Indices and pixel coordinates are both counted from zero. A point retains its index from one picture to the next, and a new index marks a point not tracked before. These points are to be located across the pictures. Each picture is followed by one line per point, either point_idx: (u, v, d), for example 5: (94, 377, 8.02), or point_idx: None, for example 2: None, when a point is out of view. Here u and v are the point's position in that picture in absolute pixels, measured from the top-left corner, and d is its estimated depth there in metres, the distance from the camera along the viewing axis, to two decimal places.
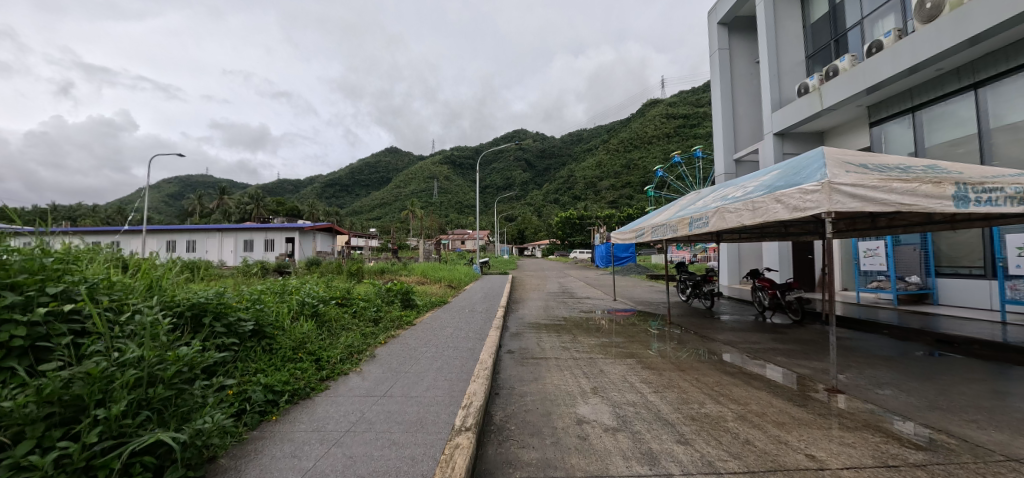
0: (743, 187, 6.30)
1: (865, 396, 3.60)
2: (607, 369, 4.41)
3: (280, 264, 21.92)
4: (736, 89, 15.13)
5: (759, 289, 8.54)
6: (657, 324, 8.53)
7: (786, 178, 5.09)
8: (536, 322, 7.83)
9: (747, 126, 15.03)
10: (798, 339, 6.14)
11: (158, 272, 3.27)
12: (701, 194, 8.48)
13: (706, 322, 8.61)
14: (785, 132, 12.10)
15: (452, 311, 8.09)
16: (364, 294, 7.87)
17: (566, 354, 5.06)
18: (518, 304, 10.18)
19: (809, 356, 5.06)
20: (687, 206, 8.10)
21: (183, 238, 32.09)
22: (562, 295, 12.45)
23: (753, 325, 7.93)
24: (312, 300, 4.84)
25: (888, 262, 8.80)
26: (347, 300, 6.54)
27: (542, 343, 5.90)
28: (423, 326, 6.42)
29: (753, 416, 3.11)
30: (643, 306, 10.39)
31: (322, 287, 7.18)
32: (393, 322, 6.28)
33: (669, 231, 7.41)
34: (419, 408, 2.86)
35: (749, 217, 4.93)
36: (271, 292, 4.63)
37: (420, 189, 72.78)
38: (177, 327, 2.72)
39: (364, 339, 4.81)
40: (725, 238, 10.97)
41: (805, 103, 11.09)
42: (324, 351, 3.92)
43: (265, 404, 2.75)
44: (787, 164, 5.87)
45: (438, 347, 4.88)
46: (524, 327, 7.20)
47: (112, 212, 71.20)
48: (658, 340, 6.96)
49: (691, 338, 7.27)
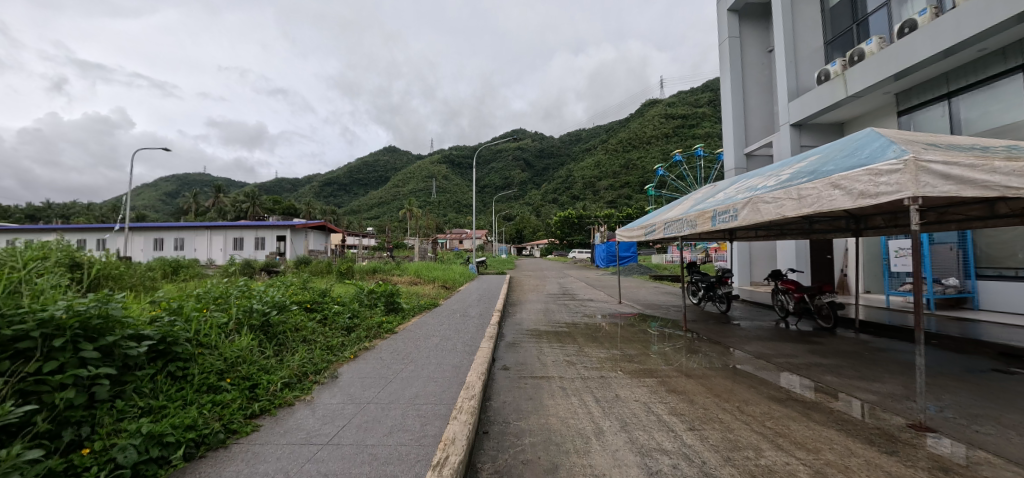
0: (776, 176, 5.48)
1: (968, 438, 2.75)
2: (624, 393, 3.55)
3: (269, 263, 21.09)
4: (748, 80, 14.30)
5: (783, 292, 7.68)
6: (667, 329, 7.67)
7: (837, 162, 4.26)
8: (535, 328, 6.98)
9: (758, 119, 14.22)
10: (839, 350, 5.30)
11: (19, 279, 2.41)
12: (719, 186, 7.66)
13: (721, 328, 7.75)
14: (802, 123, 11.27)
15: (442, 316, 7.21)
16: (342, 298, 6.95)
17: (572, 372, 4.20)
18: (515, 308, 9.31)
19: (862, 374, 4.22)
20: (704, 199, 7.30)
21: (170, 236, 31.13)
22: (563, 297, 11.60)
23: (777, 331, 7.10)
24: (263, 308, 3.91)
25: (924, 263, 7.98)
26: (317, 305, 5.63)
27: (543, 354, 5.04)
28: (406, 335, 5.53)
29: (836, 473, 2.25)
30: (651, 309, 9.55)
31: (291, 289, 6.25)
32: (369, 331, 5.39)
33: (685, 226, 6.59)
34: (370, 470, 1.99)
35: (793, 208, 4.09)
36: (211, 297, 3.76)
37: (417, 188, 71.88)
38: (13, 357, 1.87)
39: (325, 356, 3.89)
40: (740, 236, 10.12)
41: (825, 90, 10.26)
42: (264, 374, 3.04)
43: (143, 465, 1.87)
44: (829, 149, 5.09)
45: (416, 364, 3.99)
46: (522, 335, 6.34)
47: (104, 210, 70.10)
48: (674, 348, 6.10)
49: (711, 346, 6.43)
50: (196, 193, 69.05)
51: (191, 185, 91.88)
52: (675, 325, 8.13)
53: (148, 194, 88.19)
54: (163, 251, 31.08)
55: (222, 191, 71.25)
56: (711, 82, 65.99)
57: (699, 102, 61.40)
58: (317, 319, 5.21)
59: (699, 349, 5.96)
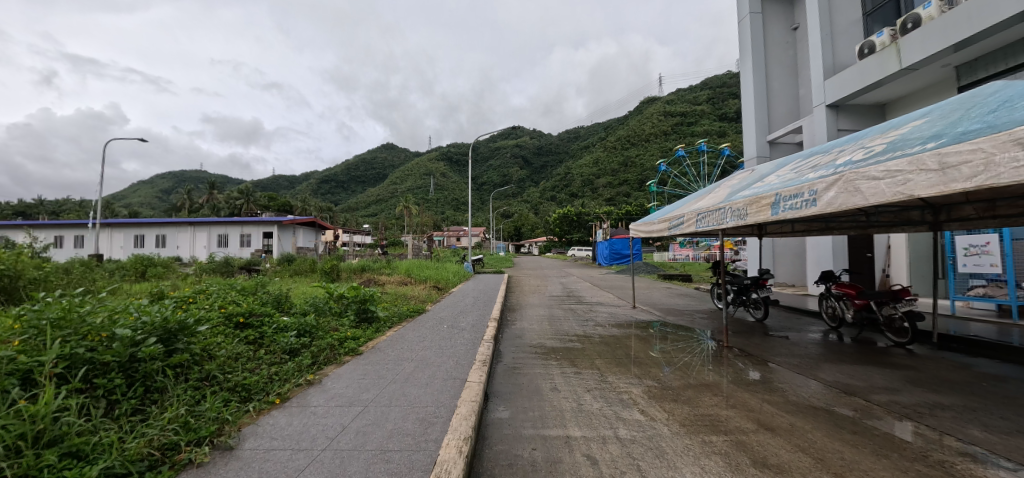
0: (861, 148, 4.21)
1: None
2: (692, 474, 2.23)
3: (252, 261, 19.81)
4: (771, 60, 12.98)
5: (838, 298, 6.41)
6: (698, 341, 6.42)
7: (981, 119, 3.01)
8: (540, 342, 5.69)
9: (782, 103, 12.90)
10: (944, 379, 4.00)
11: None
12: (760, 171, 6.39)
13: (760, 340, 6.50)
14: (840, 104, 9.95)
15: (425, 327, 5.90)
16: (301, 306, 5.63)
17: (599, 423, 2.90)
18: (515, 314, 8.00)
19: (1019, 425, 2.93)
20: (744, 185, 6.03)
21: (152, 232, 29.68)
22: (569, 300, 10.30)
23: (835, 347, 5.82)
24: (130, 333, 2.57)
25: (1004, 263, 6.68)
26: (256, 319, 4.35)
27: (556, 385, 3.73)
28: (373, 359, 4.22)
29: None
30: (672, 315, 8.26)
31: (228, 297, 4.93)
32: (321, 352, 4.08)
33: (724, 216, 5.32)
34: None
35: (928, 185, 2.78)
36: (43, 316, 2.40)
37: (414, 184, 70.40)
38: None
39: (224, 406, 2.58)
40: (771, 231, 8.86)
41: (870, 65, 8.94)
42: (68, 468, 1.71)
43: None
44: (941, 111, 3.82)
45: (367, 416, 2.65)
46: (524, 354, 5.04)
47: (91, 206, 68.22)
48: (717, 368, 4.84)
49: (760, 364, 5.15)
50: (188, 189, 67.30)
51: (184, 181, 90.15)
52: (704, 335, 6.89)
53: (140, 191, 86.41)
54: (144, 248, 29.57)
55: (215, 188, 69.68)
56: (710, 80, 65.17)
57: (697, 100, 60.69)
58: (248, 340, 3.89)
59: (752, 369, 4.68)
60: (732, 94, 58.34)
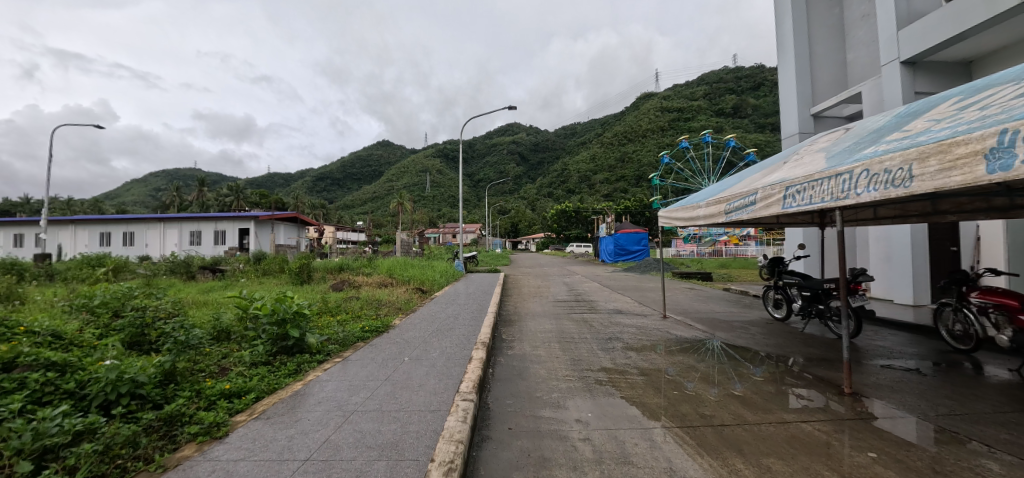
0: None
1: None
2: None
3: (216, 260, 17.53)
4: (815, 19, 10.95)
5: (984, 310, 4.45)
6: (758, 364, 4.60)
7: None
8: (552, 384, 3.63)
9: (830, 69, 10.85)
10: None
11: None
12: (869, 127, 4.42)
13: (867, 367, 4.47)
14: (917, 61, 8.00)
15: (376, 363, 3.79)
16: (174, 331, 3.51)
17: None
18: (512, 331, 5.98)
19: None
20: (856, 143, 4.07)
21: (119, 229, 27.29)
22: (580, 307, 8.32)
23: (1002, 385, 3.79)
24: None
25: None
26: (17, 374, 2.28)
27: None
28: (226, 456, 2.07)
29: None
30: (720, 330, 6.27)
31: (16, 326, 2.83)
32: (93, 463, 1.86)
33: (847, 184, 3.32)
34: None
35: None
36: None
37: (407, 181, 68.17)
38: None
39: None
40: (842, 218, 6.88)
41: (966, 5, 6.92)
42: None
43: None
44: None
45: None
46: (528, 411, 2.99)
47: (73, 204, 65.73)
48: (861, 428, 2.83)
49: (917, 416, 3.11)
50: (174, 187, 64.50)
51: (173, 177, 87.76)
52: (721, 343, 5.52)
53: (129, 189, 83.88)
54: (109, 247, 27.14)
55: (201, 185, 67.11)
56: (706, 76, 64.01)
57: (696, 94, 59.11)
58: None
59: (946, 445, 2.58)
60: (729, 90, 57.13)
